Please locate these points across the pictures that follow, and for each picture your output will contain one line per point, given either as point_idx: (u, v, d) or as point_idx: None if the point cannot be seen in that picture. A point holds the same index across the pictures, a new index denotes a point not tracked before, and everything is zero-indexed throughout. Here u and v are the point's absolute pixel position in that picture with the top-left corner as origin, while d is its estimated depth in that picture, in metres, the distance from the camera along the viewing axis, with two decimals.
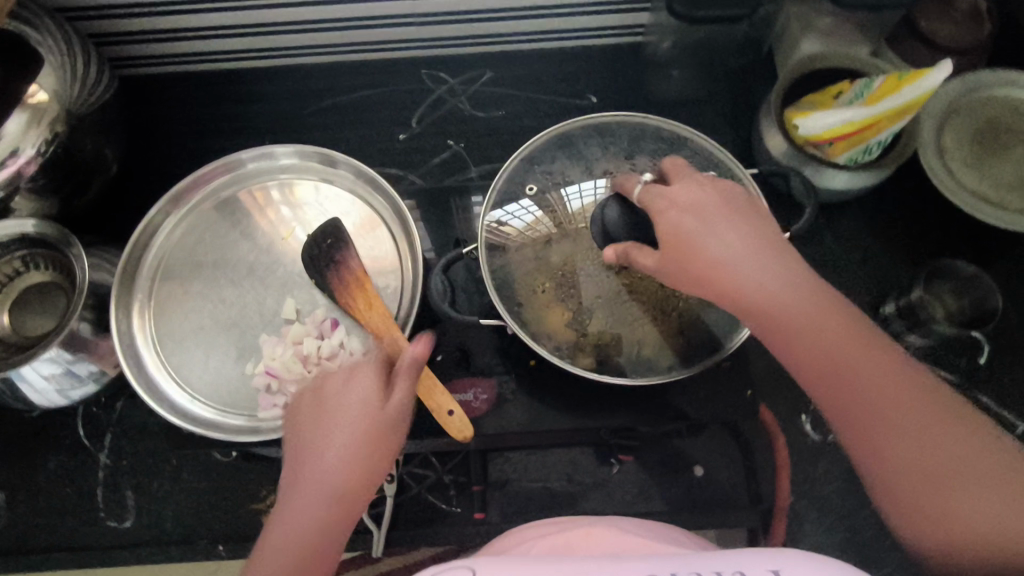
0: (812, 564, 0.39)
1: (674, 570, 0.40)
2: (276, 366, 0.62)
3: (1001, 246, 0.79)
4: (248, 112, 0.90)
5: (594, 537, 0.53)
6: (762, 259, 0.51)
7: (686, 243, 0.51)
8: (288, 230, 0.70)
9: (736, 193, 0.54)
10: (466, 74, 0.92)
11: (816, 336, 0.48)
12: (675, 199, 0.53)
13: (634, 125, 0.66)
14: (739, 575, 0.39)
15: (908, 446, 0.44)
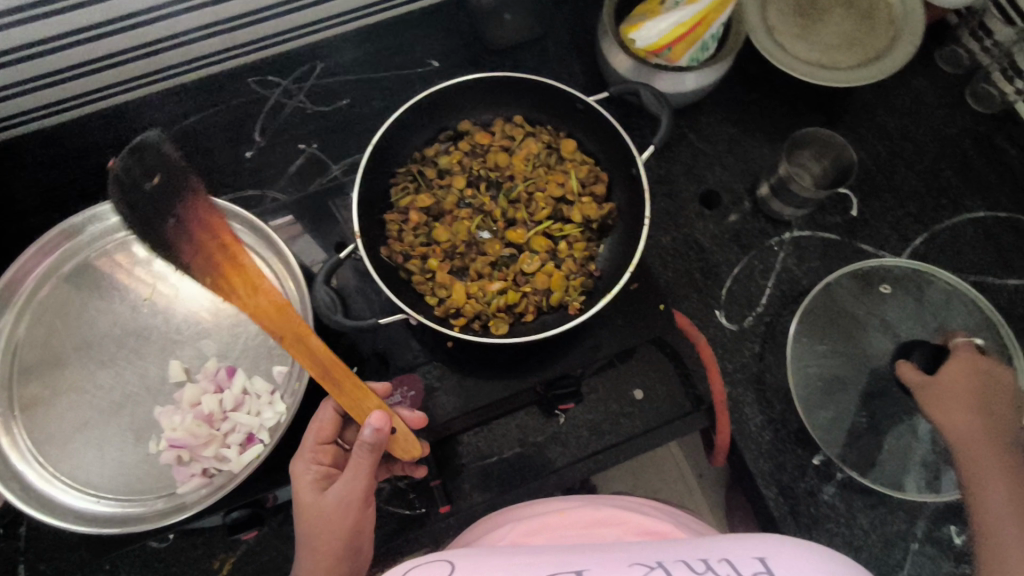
0: (789, 550, 0.46)
1: (662, 558, 0.46)
2: (179, 435, 0.56)
3: (843, 106, 0.85)
4: (68, 174, 0.81)
5: (563, 517, 0.60)
6: (943, 406, 0.64)
7: (948, 396, 0.64)
8: (149, 292, 0.63)
9: (962, 380, 0.65)
10: (297, 70, 0.86)
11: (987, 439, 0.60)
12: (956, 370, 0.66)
13: (465, 88, 0.65)
14: (725, 560, 0.45)
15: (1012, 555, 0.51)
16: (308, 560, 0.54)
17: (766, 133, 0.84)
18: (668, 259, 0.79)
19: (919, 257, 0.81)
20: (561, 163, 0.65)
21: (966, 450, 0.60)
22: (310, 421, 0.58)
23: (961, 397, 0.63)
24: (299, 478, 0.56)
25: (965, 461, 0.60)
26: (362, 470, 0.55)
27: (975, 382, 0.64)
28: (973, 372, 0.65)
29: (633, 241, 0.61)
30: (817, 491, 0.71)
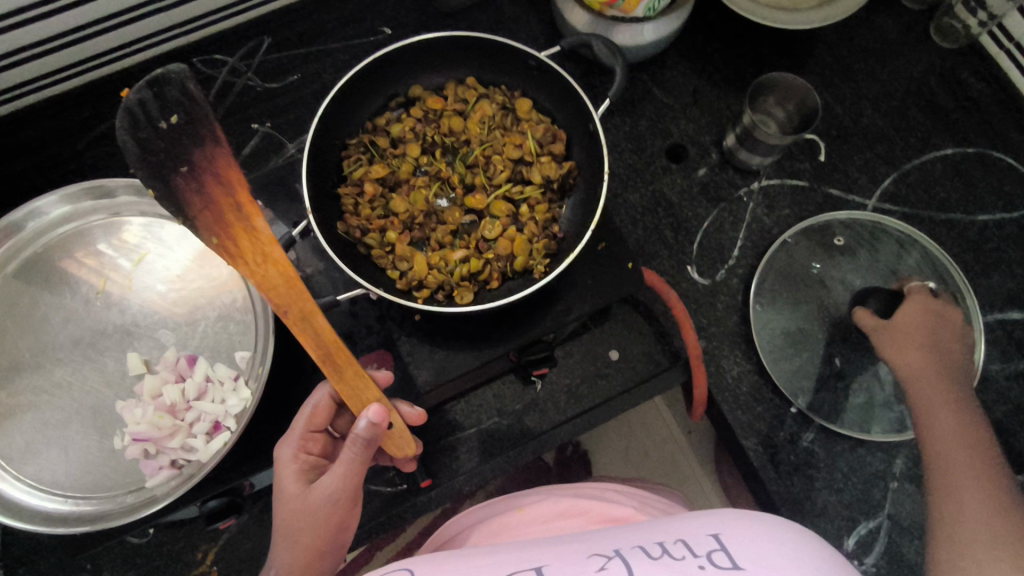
0: (741, 527, 0.47)
1: (620, 546, 0.47)
2: (142, 429, 0.55)
3: (807, 50, 0.84)
4: (13, 169, 0.78)
5: (523, 515, 0.66)
6: (902, 356, 0.66)
7: (902, 335, 0.67)
8: (100, 285, 0.60)
9: (916, 323, 0.67)
10: (244, 46, 0.83)
11: (946, 399, 0.61)
12: (912, 311, 0.69)
13: (411, 50, 0.63)
14: (681, 541, 0.47)
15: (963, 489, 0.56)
16: (286, 553, 0.54)
17: (729, 81, 0.82)
18: (637, 217, 0.78)
19: (889, 198, 0.80)
20: (518, 124, 0.63)
21: (920, 394, 0.63)
22: (303, 408, 0.57)
23: (918, 344, 0.66)
24: (286, 467, 0.56)
25: (919, 403, 0.63)
26: (353, 466, 0.54)
27: (927, 326, 0.67)
28: (925, 315, 0.68)
29: (595, 200, 0.60)
30: (796, 437, 0.72)
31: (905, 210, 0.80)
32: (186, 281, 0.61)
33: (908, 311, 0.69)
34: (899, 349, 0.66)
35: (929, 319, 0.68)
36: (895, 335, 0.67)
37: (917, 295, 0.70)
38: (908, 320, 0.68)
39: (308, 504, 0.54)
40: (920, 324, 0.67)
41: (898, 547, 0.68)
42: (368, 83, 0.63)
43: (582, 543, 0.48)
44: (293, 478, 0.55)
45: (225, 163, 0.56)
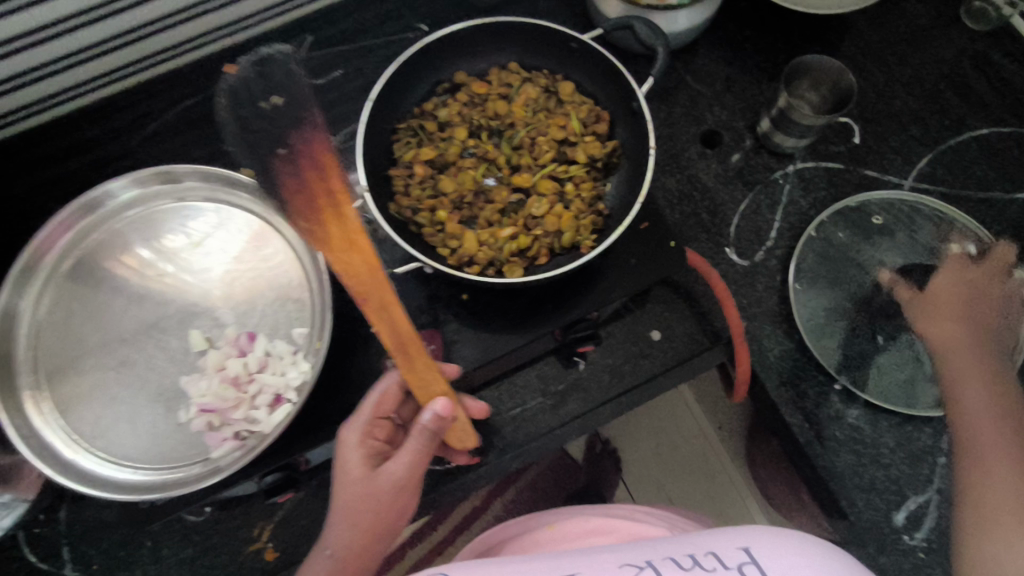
0: (772, 541, 0.53)
1: (651, 557, 0.54)
2: (209, 400, 0.58)
3: (838, 34, 0.85)
4: (69, 166, 0.81)
5: (554, 531, 0.68)
6: (929, 324, 0.66)
7: (935, 305, 0.67)
8: (162, 266, 0.63)
9: (944, 292, 0.67)
10: (288, 44, 0.86)
11: (975, 364, 0.61)
12: (942, 281, 0.68)
13: (457, 37, 0.65)
14: (712, 554, 0.54)
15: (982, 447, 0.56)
16: (347, 532, 0.54)
17: (761, 67, 0.83)
18: (675, 201, 0.79)
19: (926, 178, 0.81)
20: (561, 106, 0.65)
21: (951, 357, 0.62)
22: (371, 394, 0.58)
23: (949, 311, 0.65)
24: (351, 451, 0.56)
25: (953, 365, 0.62)
26: (420, 455, 0.56)
27: (963, 297, 0.66)
28: (960, 285, 0.67)
29: (640, 176, 0.62)
30: (840, 414, 0.72)
31: (942, 190, 0.80)
32: (244, 262, 0.63)
33: (942, 281, 0.68)
34: (926, 318, 0.67)
35: (960, 286, 0.67)
36: (930, 304, 0.67)
37: (958, 267, 0.69)
38: (942, 289, 0.68)
39: (374, 489, 0.55)
40: (953, 291, 0.67)
41: (949, 522, 0.68)
42: (416, 68, 0.65)
43: (612, 551, 0.55)
44: (360, 461, 0.56)
45: (321, 148, 0.61)
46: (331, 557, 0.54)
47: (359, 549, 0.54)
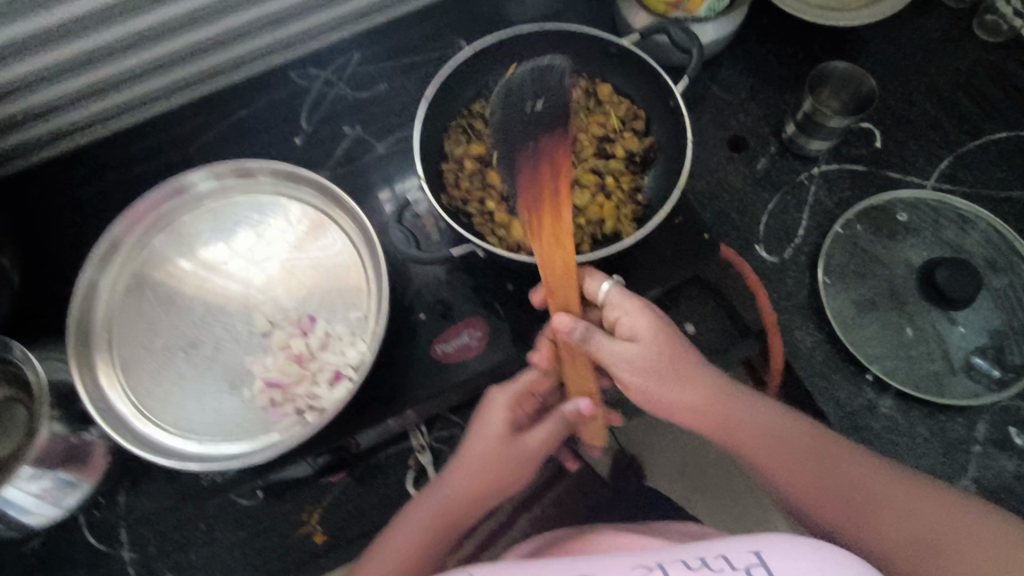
0: (791, 546, 0.43)
1: (662, 559, 0.46)
2: (273, 376, 0.61)
3: (857, 47, 0.89)
4: (133, 173, 0.86)
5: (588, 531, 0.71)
6: (733, 403, 0.55)
7: (683, 366, 0.56)
8: (229, 255, 0.67)
9: (681, 357, 0.56)
10: (336, 61, 0.92)
11: (781, 450, 0.54)
12: (641, 357, 0.56)
13: (505, 45, 0.70)
14: (721, 555, 0.45)
15: (847, 514, 0.51)
16: (464, 483, 0.57)
17: (784, 76, 0.88)
18: (705, 202, 0.83)
19: (947, 178, 0.84)
20: (600, 106, 0.70)
21: (740, 443, 0.54)
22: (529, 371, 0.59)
23: (695, 378, 0.56)
24: (497, 412, 0.60)
25: (760, 449, 0.54)
26: (552, 441, 0.60)
27: (657, 327, 0.57)
28: (641, 314, 0.57)
29: (676, 167, 0.65)
30: (874, 404, 0.74)
31: (963, 190, 0.83)
32: (306, 251, 0.67)
33: (634, 344, 0.56)
34: (647, 398, 0.57)
35: (645, 339, 0.56)
36: (631, 343, 0.56)
37: (619, 295, 0.58)
38: (636, 348, 0.56)
39: (507, 455, 0.58)
40: (670, 355, 0.56)
41: None
42: (466, 73, 0.70)
43: (626, 555, 0.48)
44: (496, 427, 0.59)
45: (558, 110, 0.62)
46: (445, 499, 0.58)
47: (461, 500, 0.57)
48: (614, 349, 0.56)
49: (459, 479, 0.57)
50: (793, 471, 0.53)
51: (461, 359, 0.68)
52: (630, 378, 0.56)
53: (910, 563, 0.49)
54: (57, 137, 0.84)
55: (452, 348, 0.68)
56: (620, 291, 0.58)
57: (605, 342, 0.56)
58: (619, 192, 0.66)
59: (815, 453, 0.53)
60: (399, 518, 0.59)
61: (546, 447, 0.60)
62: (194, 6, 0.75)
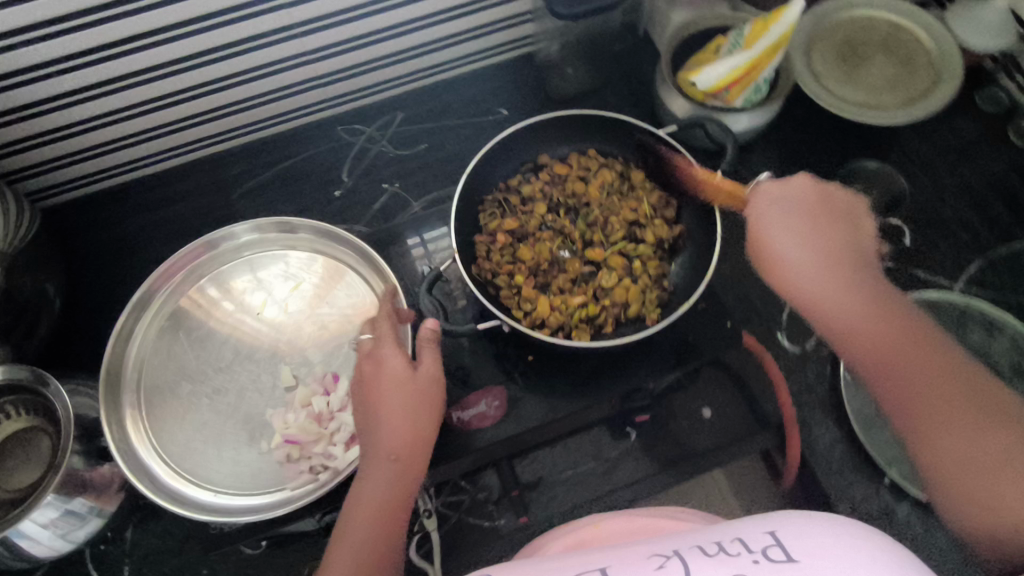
0: (795, 522, 0.47)
1: (678, 547, 0.48)
2: (291, 433, 0.62)
3: (890, 144, 0.91)
4: (176, 211, 0.90)
5: (598, 530, 0.64)
6: (853, 309, 0.57)
7: (841, 261, 0.59)
8: (264, 305, 0.69)
9: (826, 261, 0.59)
10: (382, 118, 0.96)
11: (912, 356, 0.54)
12: (807, 259, 0.60)
13: (547, 125, 0.73)
14: (739, 540, 0.47)
15: (910, 382, 0.52)
16: (405, 429, 0.56)
17: (815, 166, 0.89)
18: (729, 285, 0.83)
19: (976, 282, 0.83)
20: (633, 190, 0.72)
21: (831, 317, 0.57)
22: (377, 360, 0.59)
23: (841, 275, 0.58)
24: (391, 352, 0.60)
25: (875, 352, 0.55)
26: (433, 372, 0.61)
27: (803, 222, 0.61)
28: (802, 208, 0.62)
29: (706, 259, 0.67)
30: (892, 510, 0.71)
31: (992, 294, 0.83)
32: (335, 309, 0.69)
33: (802, 247, 0.60)
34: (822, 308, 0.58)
35: (801, 240, 0.61)
36: (790, 242, 0.61)
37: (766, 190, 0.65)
38: (799, 253, 0.60)
39: (400, 435, 0.56)
40: (824, 264, 0.59)
41: None
42: (506, 149, 0.73)
43: (641, 545, 0.49)
44: (391, 424, 0.57)
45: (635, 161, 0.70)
46: (393, 460, 0.55)
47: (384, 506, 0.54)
48: (780, 250, 0.61)
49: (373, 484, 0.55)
50: (896, 350, 0.54)
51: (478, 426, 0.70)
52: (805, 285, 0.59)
53: (941, 439, 0.50)
54: (114, 171, 0.88)
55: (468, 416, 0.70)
56: (764, 187, 0.63)
57: (772, 241, 0.61)
58: (646, 276, 0.67)
59: (921, 345, 0.54)
60: (344, 526, 0.54)
61: (424, 393, 0.59)
62: (255, 57, 0.80)
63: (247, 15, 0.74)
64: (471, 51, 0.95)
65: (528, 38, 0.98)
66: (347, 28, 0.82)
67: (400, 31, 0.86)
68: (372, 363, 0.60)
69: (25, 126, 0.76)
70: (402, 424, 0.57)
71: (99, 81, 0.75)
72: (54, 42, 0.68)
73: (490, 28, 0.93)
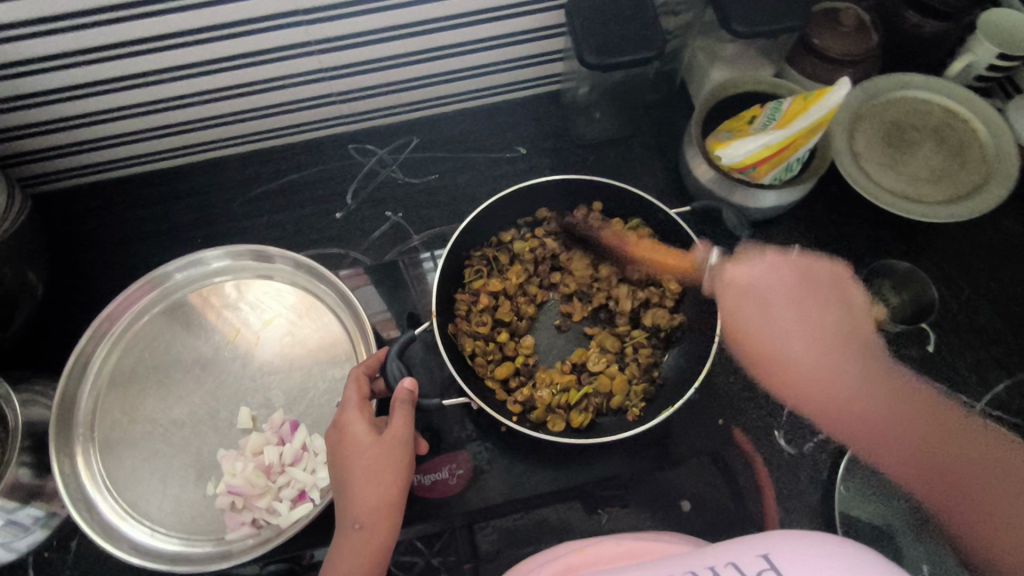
0: (786, 540, 0.46)
1: (674, 573, 0.48)
2: (238, 483, 0.60)
3: (927, 239, 0.84)
4: (172, 211, 0.88)
5: (585, 555, 0.61)
6: (852, 377, 0.65)
7: (834, 344, 0.66)
8: (233, 337, 0.69)
9: (813, 336, 0.66)
10: (395, 141, 0.93)
11: (924, 419, 0.62)
12: (791, 349, 0.67)
13: (542, 190, 0.73)
14: (732, 564, 0.46)
15: (904, 447, 0.62)
16: (374, 497, 0.53)
17: (842, 253, 0.84)
18: (732, 369, 0.76)
19: (1001, 405, 0.76)
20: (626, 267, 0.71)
21: (799, 389, 0.67)
22: (344, 420, 0.56)
23: (836, 344, 0.66)
24: (356, 415, 0.56)
25: (846, 423, 0.64)
26: (405, 434, 0.56)
27: (788, 297, 0.68)
28: (785, 286, 0.70)
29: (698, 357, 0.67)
30: None
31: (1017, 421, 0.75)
32: (301, 346, 0.68)
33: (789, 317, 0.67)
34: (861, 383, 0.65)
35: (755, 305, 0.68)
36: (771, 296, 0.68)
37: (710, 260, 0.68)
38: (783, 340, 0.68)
39: (367, 499, 0.53)
40: (777, 357, 0.69)
41: None
42: (499, 208, 0.72)
43: (636, 571, 0.50)
44: (356, 488, 0.54)
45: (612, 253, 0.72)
46: (360, 528, 0.52)
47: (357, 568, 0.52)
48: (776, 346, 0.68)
49: (344, 545, 0.52)
50: (895, 435, 0.62)
51: (441, 495, 0.65)
52: (796, 353, 0.66)
53: (944, 483, 0.60)
54: (120, 164, 0.87)
55: (428, 482, 0.65)
56: (742, 270, 0.69)
57: (748, 320, 0.69)
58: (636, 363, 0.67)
59: (934, 420, 0.62)
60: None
61: (394, 455, 0.55)
62: (267, 70, 0.77)
63: (262, 28, 0.71)
64: (497, 83, 0.91)
65: (558, 75, 0.93)
66: (364, 49, 0.78)
67: (425, 58, 0.82)
68: (335, 430, 0.56)
69: (25, 114, 0.74)
70: (366, 489, 0.53)
71: (105, 78, 0.72)
72: (67, 36, 0.66)
73: (519, 62, 0.89)
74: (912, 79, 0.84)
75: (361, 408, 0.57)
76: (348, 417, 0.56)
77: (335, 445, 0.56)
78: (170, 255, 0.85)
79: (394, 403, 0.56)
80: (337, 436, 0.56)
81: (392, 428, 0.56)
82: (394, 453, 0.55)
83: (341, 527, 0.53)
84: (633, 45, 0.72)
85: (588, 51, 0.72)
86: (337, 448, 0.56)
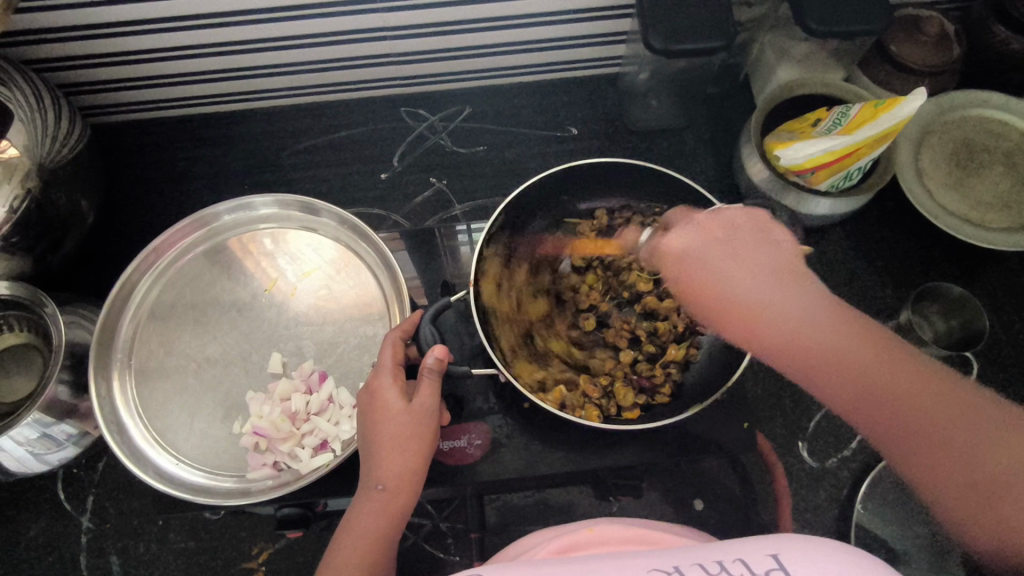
0: (800, 543, 0.46)
1: (679, 563, 0.46)
2: (263, 425, 0.62)
3: (985, 265, 0.80)
4: (223, 154, 0.89)
5: (591, 535, 0.60)
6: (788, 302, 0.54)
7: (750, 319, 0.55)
8: (270, 286, 0.70)
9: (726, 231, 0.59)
10: (447, 109, 0.92)
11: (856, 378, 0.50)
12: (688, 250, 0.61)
13: (585, 168, 0.73)
14: (740, 560, 0.45)
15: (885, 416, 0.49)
16: (398, 462, 0.54)
17: (893, 270, 0.81)
18: (761, 375, 0.76)
19: None
20: None
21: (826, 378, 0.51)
22: (378, 382, 0.57)
23: (736, 249, 0.58)
24: (388, 379, 0.57)
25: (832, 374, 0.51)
26: (433, 401, 0.57)
27: (719, 246, 0.59)
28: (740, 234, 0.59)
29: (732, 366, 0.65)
30: None
31: None
32: (336, 301, 0.69)
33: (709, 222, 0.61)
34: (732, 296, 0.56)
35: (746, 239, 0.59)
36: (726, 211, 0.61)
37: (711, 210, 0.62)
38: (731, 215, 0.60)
39: (391, 462, 0.54)
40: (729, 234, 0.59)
41: None
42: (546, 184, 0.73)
43: (644, 557, 0.48)
44: (381, 450, 0.54)
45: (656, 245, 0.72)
46: (382, 490, 0.54)
47: (372, 527, 0.53)
48: (736, 291, 0.56)
49: (365, 503, 0.54)
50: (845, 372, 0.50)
51: (456, 462, 0.65)
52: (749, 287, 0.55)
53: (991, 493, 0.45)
54: (178, 101, 0.88)
55: (446, 449, 0.65)
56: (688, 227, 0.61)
57: (713, 269, 0.57)
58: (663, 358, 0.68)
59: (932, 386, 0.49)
60: (336, 538, 0.53)
61: (421, 421, 0.56)
62: (325, 24, 0.77)
63: None
64: (556, 61, 0.90)
65: (619, 58, 0.91)
66: (427, 12, 0.77)
67: (485, 26, 0.81)
68: (367, 393, 0.57)
69: (94, 44, 0.75)
70: (391, 452, 0.54)
71: (168, 15, 0.73)
72: None
73: (581, 40, 0.87)
74: (992, 98, 0.80)
75: (394, 373, 0.57)
76: (381, 382, 0.57)
77: (365, 407, 0.57)
78: (218, 198, 0.87)
79: (423, 372, 0.57)
80: (369, 398, 0.57)
81: (421, 395, 0.56)
82: (423, 419, 0.56)
83: (365, 486, 0.55)
84: (700, 34, 0.70)
85: (655, 37, 0.70)
86: (367, 409, 0.57)
